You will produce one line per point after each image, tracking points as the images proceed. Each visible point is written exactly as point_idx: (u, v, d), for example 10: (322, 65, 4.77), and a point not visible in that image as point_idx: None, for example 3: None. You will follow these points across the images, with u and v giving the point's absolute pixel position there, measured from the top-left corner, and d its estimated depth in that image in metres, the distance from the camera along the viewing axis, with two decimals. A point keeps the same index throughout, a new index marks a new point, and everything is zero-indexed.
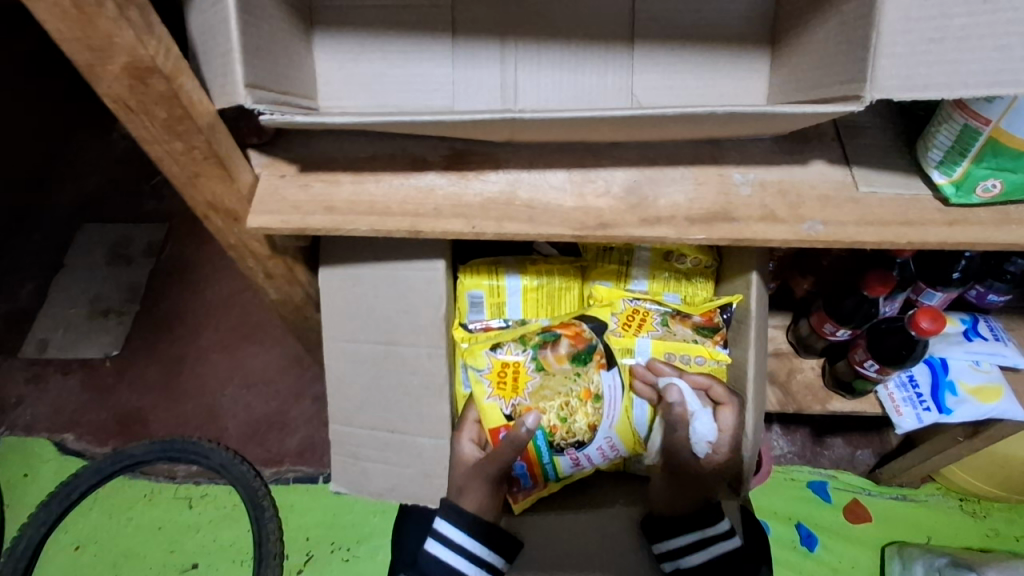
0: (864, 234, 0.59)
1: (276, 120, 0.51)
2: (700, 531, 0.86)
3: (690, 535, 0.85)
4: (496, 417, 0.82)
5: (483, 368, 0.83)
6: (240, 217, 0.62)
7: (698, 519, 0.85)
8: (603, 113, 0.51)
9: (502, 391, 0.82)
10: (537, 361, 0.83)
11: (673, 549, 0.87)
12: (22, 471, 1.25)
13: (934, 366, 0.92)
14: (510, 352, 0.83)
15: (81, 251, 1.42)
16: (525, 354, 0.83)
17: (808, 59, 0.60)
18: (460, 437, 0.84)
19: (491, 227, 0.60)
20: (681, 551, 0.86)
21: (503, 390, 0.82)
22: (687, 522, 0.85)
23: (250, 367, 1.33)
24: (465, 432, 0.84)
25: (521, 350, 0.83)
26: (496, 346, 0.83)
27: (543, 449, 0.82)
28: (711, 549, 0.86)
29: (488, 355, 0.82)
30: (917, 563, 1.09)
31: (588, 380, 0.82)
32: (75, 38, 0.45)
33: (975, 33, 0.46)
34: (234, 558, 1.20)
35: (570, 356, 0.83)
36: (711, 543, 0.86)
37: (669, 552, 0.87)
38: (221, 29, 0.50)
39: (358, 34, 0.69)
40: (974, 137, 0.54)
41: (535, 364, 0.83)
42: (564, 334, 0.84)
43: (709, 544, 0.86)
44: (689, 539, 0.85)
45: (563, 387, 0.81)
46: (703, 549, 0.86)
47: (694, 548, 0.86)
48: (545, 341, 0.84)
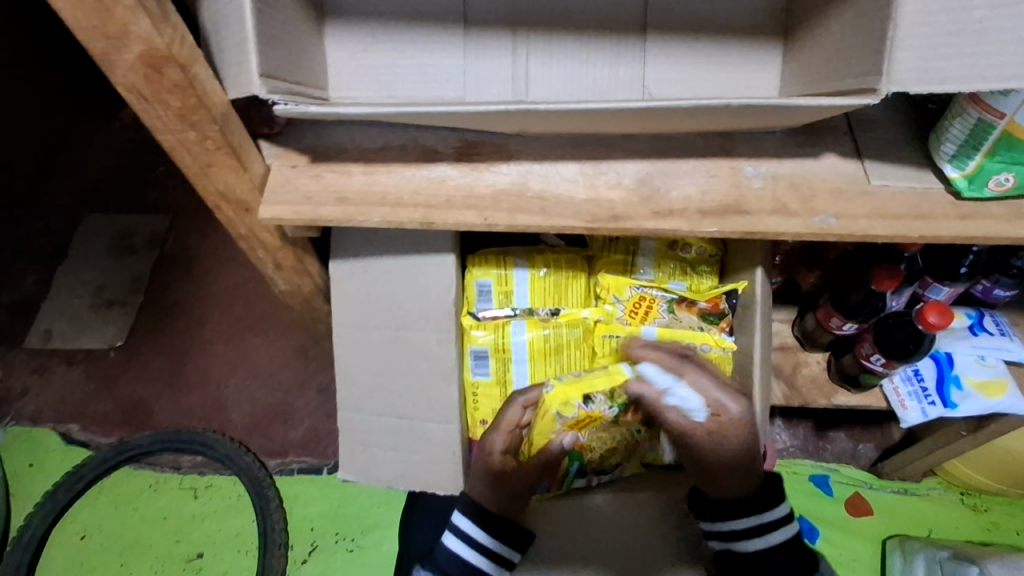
0: (876, 227, 0.59)
1: (291, 110, 0.50)
2: (759, 516, 0.82)
3: (745, 519, 0.83)
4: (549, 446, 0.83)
5: (569, 415, 0.79)
6: (251, 208, 0.63)
7: (757, 503, 0.83)
8: (619, 105, 0.51)
9: (571, 429, 0.81)
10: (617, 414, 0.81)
11: (733, 531, 0.83)
12: (28, 461, 1.26)
13: (939, 360, 0.92)
14: (599, 407, 0.79)
15: (85, 242, 1.42)
16: (610, 410, 0.80)
17: (822, 51, 0.60)
18: (490, 433, 0.86)
19: (503, 219, 0.60)
20: (740, 533, 0.83)
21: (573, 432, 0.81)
22: (743, 506, 0.83)
23: (255, 358, 1.33)
24: (496, 432, 0.85)
25: (609, 405, 0.80)
26: (588, 399, 0.78)
27: (570, 472, 0.90)
28: (768, 537, 0.83)
29: (579, 407, 0.78)
30: (919, 557, 1.10)
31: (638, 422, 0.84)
32: (91, 26, 0.45)
33: (994, 25, 0.46)
34: (239, 548, 1.21)
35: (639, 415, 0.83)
36: (771, 530, 0.83)
37: (724, 533, 0.84)
38: (235, 18, 0.50)
39: (369, 24, 0.69)
40: (988, 131, 0.53)
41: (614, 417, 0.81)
42: None
43: (766, 530, 0.83)
44: (749, 522, 0.83)
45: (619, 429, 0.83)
46: (761, 535, 0.83)
47: (754, 532, 0.83)
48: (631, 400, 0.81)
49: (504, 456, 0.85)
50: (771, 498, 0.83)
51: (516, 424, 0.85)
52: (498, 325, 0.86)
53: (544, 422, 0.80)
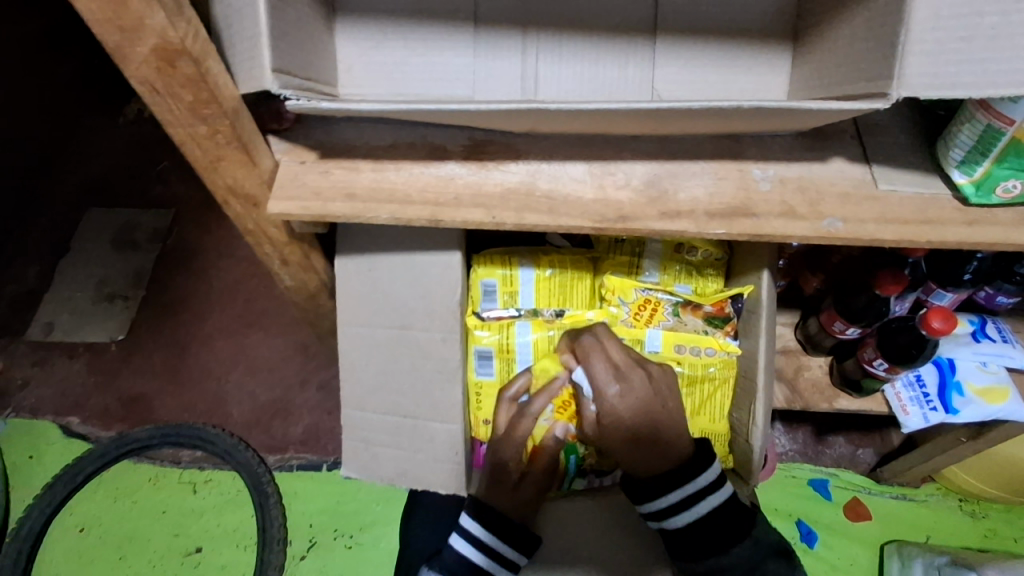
0: (883, 232, 0.59)
1: (302, 105, 0.51)
2: (684, 488, 0.80)
3: (673, 493, 0.81)
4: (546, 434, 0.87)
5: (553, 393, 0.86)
6: (260, 202, 0.63)
7: (679, 477, 0.80)
8: (628, 105, 0.50)
9: (559, 416, 0.87)
10: None
11: (663, 508, 0.82)
12: (28, 453, 1.26)
13: (941, 365, 0.92)
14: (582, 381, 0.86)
15: (88, 235, 1.42)
16: None
17: (832, 56, 0.60)
18: (503, 445, 0.85)
19: (511, 217, 0.60)
20: (669, 511, 0.82)
21: (563, 414, 0.87)
22: (667, 482, 0.80)
23: (256, 353, 1.33)
24: (509, 444, 0.85)
25: None
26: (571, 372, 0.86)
27: (571, 469, 0.94)
28: (697, 508, 0.81)
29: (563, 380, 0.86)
30: (917, 562, 1.10)
31: None
32: (106, 19, 0.45)
33: (1006, 32, 0.46)
34: (238, 543, 1.21)
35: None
36: (699, 501, 0.81)
37: (655, 513, 0.83)
38: (249, 12, 0.50)
39: (380, 22, 0.69)
40: (997, 137, 0.53)
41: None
42: None
43: (692, 504, 0.81)
44: (673, 499, 0.81)
45: None
46: (688, 508, 0.81)
47: (682, 507, 0.81)
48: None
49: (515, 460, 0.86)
50: (692, 467, 0.81)
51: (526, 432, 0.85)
52: (502, 326, 0.86)
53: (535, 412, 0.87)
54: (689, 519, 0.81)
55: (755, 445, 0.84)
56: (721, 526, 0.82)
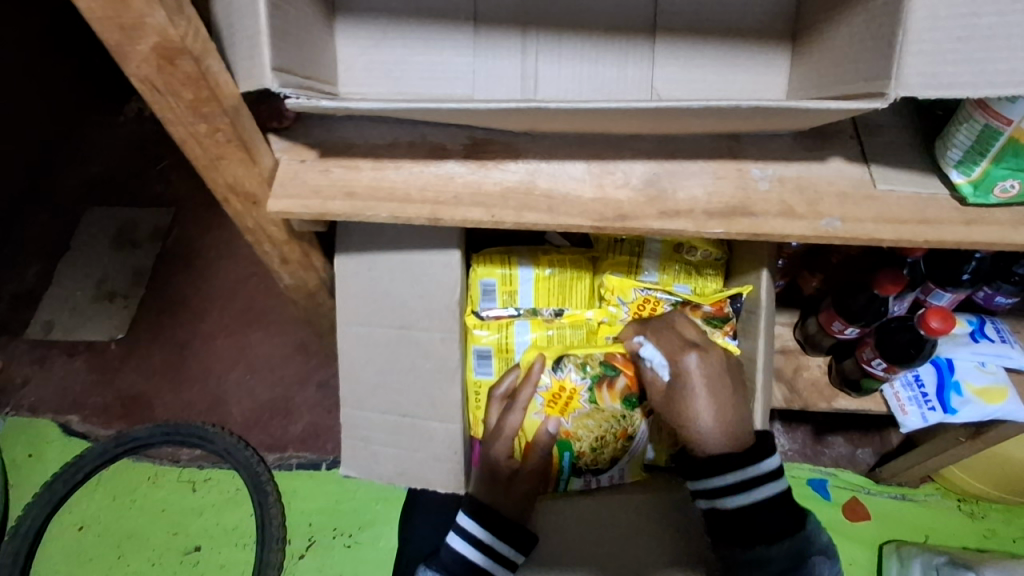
0: (882, 231, 0.59)
1: (302, 104, 0.51)
2: (742, 468, 0.72)
3: (731, 473, 0.72)
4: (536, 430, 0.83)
5: (541, 386, 0.83)
6: (260, 200, 0.63)
7: (741, 457, 0.73)
8: (627, 105, 0.51)
9: (550, 410, 0.83)
10: (593, 393, 0.82)
11: (717, 487, 0.73)
12: (27, 451, 1.26)
13: (939, 366, 0.93)
14: (570, 376, 0.82)
15: (88, 234, 1.42)
16: (584, 381, 0.82)
17: (832, 56, 0.60)
18: (493, 441, 0.84)
19: (511, 216, 0.60)
20: (723, 490, 0.73)
21: (553, 408, 0.83)
22: (723, 460, 0.73)
23: (256, 352, 1.33)
24: (500, 439, 0.83)
25: (581, 376, 0.82)
26: (558, 366, 0.83)
27: (565, 468, 0.85)
28: (756, 493, 0.73)
29: (549, 374, 0.82)
30: (916, 562, 1.10)
31: (630, 421, 0.83)
32: (107, 17, 0.45)
33: (1003, 33, 0.46)
34: (237, 542, 1.21)
35: (621, 396, 0.82)
36: (763, 487, 0.73)
37: (707, 489, 0.74)
38: (249, 11, 0.50)
39: (380, 21, 0.69)
40: (994, 137, 0.54)
41: (589, 395, 0.82)
42: (623, 371, 0.83)
43: (754, 488, 0.73)
44: (731, 478, 0.73)
45: (606, 423, 0.82)
46: (748, 491, 0.73)
47: (739, 489, 0.73)
48: (604, 374, 0.82)
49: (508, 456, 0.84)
50: (757, 450, 0.74)
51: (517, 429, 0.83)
52: (501, 325, 0.87)
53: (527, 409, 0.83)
54: (741, 502, 0.73)
55: None
56: (778, 522, 0.73)
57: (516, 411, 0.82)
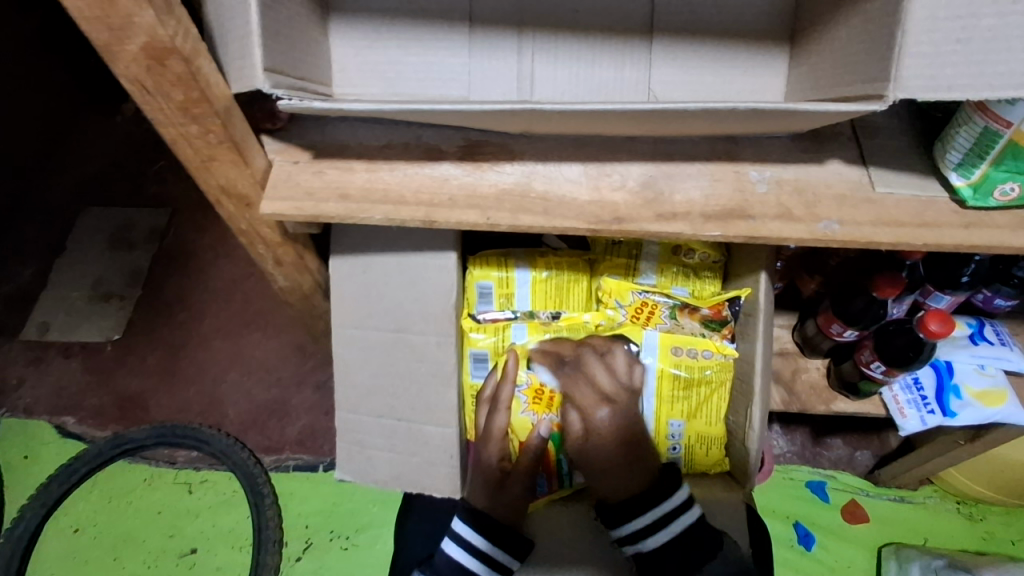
0: (880, 234, 0.59)
1: (294, 105, 0.50)
2: (655, 510, 0.86)
3: (643, 515, 0.86)
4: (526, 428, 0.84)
5: (521, 385, 0.84)
6: (253, 202, 0.62)
7: (645, 502, 0.86)
8: (622, 106, 0.50)
9: (537, 408, 0.84)
10: (572, 383, 0.84)
11: (636, 531, 0.86)
12: (22, 453, 1.25)
13: (938, 368, 0.92)
14: (548, 370, 0.84)
15: (84, 234, 1.42)
16: (562, 373, 0.85)
17: (830, 57, 0.59)
18: (484, 445, 0.85)
19: (506, 219, 0.60)
20: (641, 534, 0.86)
21: (538, 405, 0.84)
22: (636, 505, 0.86)
23: (252, 353, 1.33)
24: (491, 442, 0.84)
25: (559, 369, 0.85)
26: (533, 364, 0.84)
27: (564, 460, 0.87)
28: (670, 527, 0.86)
29: (526, 373, 0.84)
30: (914, 564, 1.11)
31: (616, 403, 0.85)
32: (95, 17, 0.45)
33: (1003, 34, 0.46)
34: (233, 544, 1.20)
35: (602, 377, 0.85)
36: (670, 521, 0.86)
37: (628, 536, 0.87)
38: (240, 12, 0.50)
39: (375, 21, 0.69)
40: (994, 140, 0.53)
41: (570, 384, 0.85)
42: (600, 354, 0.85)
43: (662, 525, 0.86)
44: (646, 520, 0.86)
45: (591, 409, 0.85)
46: (661, 529, 0.86)
47: (651, 530, 0.86)
48: (580, 362, 0.85)
49: (500, 459, 0.85)
50: (661, 491, 0.86)
51: (506, 428, 0.84)
52: (498, 328, 0.86)
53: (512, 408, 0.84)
54: (657, 541, 0.86)
55: (750, 448, 0.83)
56: (694, 541, 0.87)
57: (500, 411, 0.84)
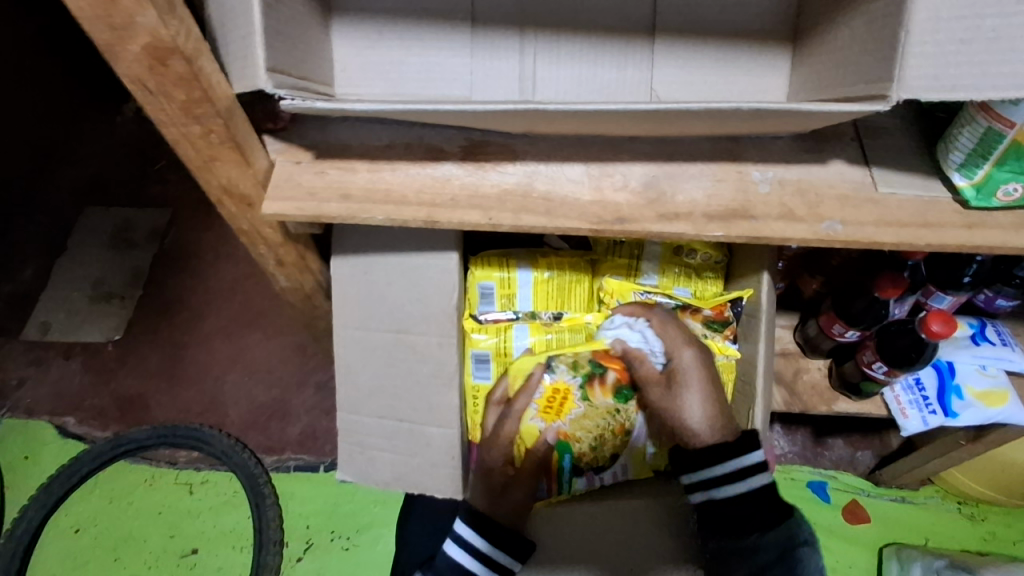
0: (883, 235, 0.59)
1: (296, 105, 0.50)
2: (740, 460, 0.78)
3: (731, 462, 0.77)
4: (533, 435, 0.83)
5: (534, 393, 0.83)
6: (254, 202, 0.62)
7: (731, 447, 0.78)
8: (626, 106, 0.50)
9: (546, 415, 0.83)
10: (585, 392, 0.82)
11: (716, 477, 0.78)
12: (23, 453, 1.25)
13: (941, 368, 0.92)
14: (562, 377, 0.82)
15: (85, 235, 1.41)
16: (575, 381, 0.82)
17: (833, 58, 0.59)
18: (487, 448, 0.84)
19: (508, 219, 0.60)
20: (718, 480, 0.78)
21: (547, 413, 0.83)
22: (718, 449, 0.78)
23: (253, 353, 1.32)
24: (495, 446, 0.83)
25: (572, 376, 0.82)
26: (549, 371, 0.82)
27: (566, 470, 0.85)
28: (749, 482, 0.78)
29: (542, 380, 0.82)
30: (916, 564, 1.10)
31: (625, 416, 0.84)
32: (97, 17, 0.44)
33: (1007, 34, 0.46)
34: (234, 545, 1.20)
35: (613, 390, 0.83)
36: (753, 474, 0.78)
37: (706, 481, 0.79)
38: (242, 12, 0.49)
39: (376, 21, 0.69)
40: (997, 140, 0.53)
41: (581, 395, 0.82)
42: (611, 368, 0.83)
43: (744, 476, 0.78)
44: (731, 467, 0.77)
45: (601, 420, 0.83)
46: (741, 480, 0.78)
47: (733, 478, 0.78)
48: (593, 373, 0.83)
49: (502, 464, 0.84)
50: (748, 439, 0.79)
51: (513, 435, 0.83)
52: (499, 329, 0.86)
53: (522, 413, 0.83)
54: (736, 491, 0.78)
55: None
56: (770, 503, 0.79)
57: (512, 418, 0.82)
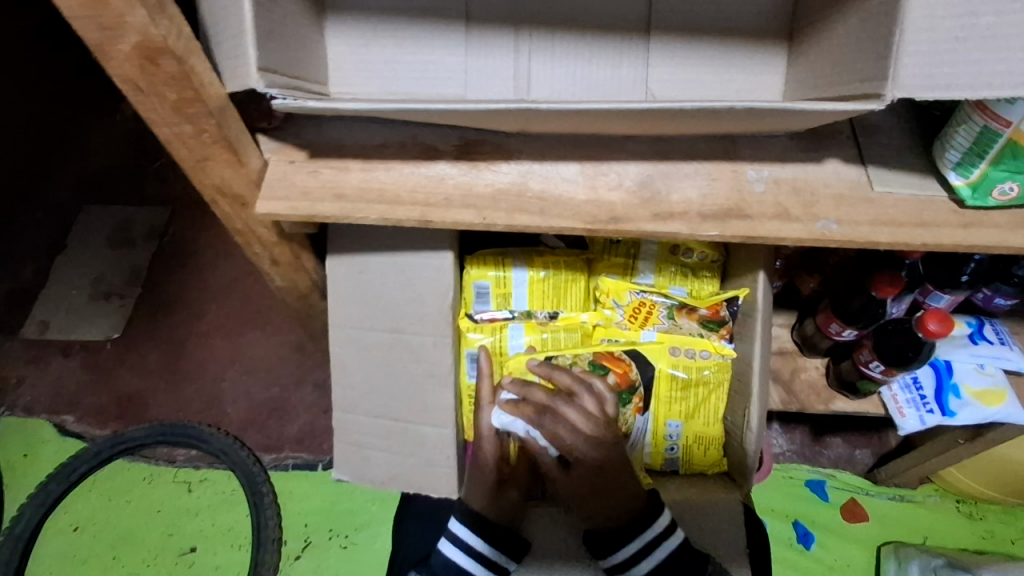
0: (878, 234, 0.58)
1: (288, 105, 0.50)
2: (641, 538, 0.83)
3: (631, 543, 0.84)
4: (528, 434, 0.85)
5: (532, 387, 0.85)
6: (249, 201, 0.62)
7: (636, 527, 0.83)
8: (618, 105, 0.50)
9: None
10: None
11: (624, 559, 0.85)
12: (22, 451, 1.25)
13: (938, 368, 0.92)
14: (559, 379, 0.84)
15: (83, 233, 1.41)
16: None
17: (828, 56, 0.59)
18: (479, 444, 0.87)
19: (502, 218, 0.60)
20: (628, 561, 0.84)
21: None
22: (624, 533, 0.84)
23: (251, 352, 1.32)
24: (485, 442, 0.86)
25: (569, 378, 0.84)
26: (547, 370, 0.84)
27: (559, 467, 0.88)
28: (654, 555, 0.84)
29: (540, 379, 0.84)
30: (913, 564, 1.10)
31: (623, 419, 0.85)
32: (86, 16, 0.44)
33: (1002, 32, 0.46)
34: (232, 543, 1.20)
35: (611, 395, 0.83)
36: (656, 547, 0.84)
37: (618, 565, 0.85)
38: (234, 11, 0.49)
39: (371, 19, 0.69)
40: (993, 139, 0.53)
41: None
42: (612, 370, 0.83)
43: (651, 550, 0.84)
44: (636, 546, 0.83)
45: None
46: (648, 555, 0.84)
47: (641, 556, 0.84)
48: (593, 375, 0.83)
49: (496, 458, 0.87)
50: (648, 516, 0.84)
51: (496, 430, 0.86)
52: (495, 328, 0.86)
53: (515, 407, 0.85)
54: (649, 565, 0.84)
55: (749, 448, 0.83)
56: (682, 562, 0.85)
57: (486, 408, 0.86)
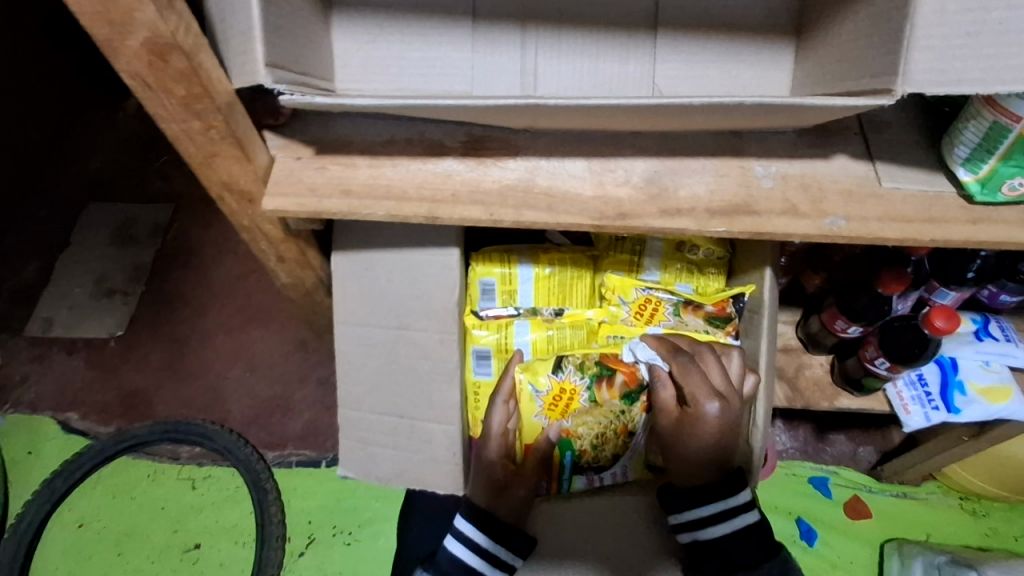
0: (886, 230, 0.58)
1: (295, 100, 0.49)
2: (722, 502, 0.79)
3: (711, 505, 0.79)
4: (535, 432, 0.82)
5: (541, 391, 0.81)
6: (255, 198, 0.62)
7: (720, 491, 0.79)
8: (628, 101, 0.49)
9: (551, 413, 0.81)
10: (592, 395, 0.80)
11: (697, 517, 0.80)
12: (26, 448, 1.25)
13: (943, 365, 0.91)
14: (569, 377, 0.81)
15: (87, 230, 1.41)
16: (582, 381, 0.80)
17: (837, 51, 0.59)
18: (484, 442, 0.85)
19: (509, 215, 0.60)
20: (704, 522, 0.80)
21: (552, 411, 0.81)
22: (706, 496, 0.79)
23: (255, 349, 1.32)
24: (491, 440, 0.85)
25: (579, 377, 0.81)
26: (558, 369, 0.81)
27: (566, 467, 0.84)
28: (733, 522, 0.80)
29: (549, 378, 0.81)
30: (917, 560, 1.09)
31: (630, 418, 0.81)
32: (96, 12, 0.44)
33: (1015, 27, 0.45)
34: (236, 540, 1.20)
35: (620, 392, 0.80)
36: (734, 516, 0.80)
37: (690, 523, 0.81)
38: (241, 7, 0.49)
39: (377, 15, 0.69)
40: (1003, 135, 0.52)
41: (588, 395, 0.80)
42: (618, 369, 0.81)
43: (728, 516, 0.79)
44: (715, 510, 0.79)
45: (605, 419, 0.81)
46: (725, 521, 0.80)
47: (718, 519, 0.80)
48: (601, 374, 0.80)
49: (501, 459, 0.85)
50: (733, 484, 0.79)
51: (502, 428, 0.84)
52: (500, 325, 0.86)
53: (523, 404, 0.82)
54: (722, 531, 0.80)
55: (756, 445, 0.83)
56: (756, 540, 0.81)
57: (500, 402, 0.84)
